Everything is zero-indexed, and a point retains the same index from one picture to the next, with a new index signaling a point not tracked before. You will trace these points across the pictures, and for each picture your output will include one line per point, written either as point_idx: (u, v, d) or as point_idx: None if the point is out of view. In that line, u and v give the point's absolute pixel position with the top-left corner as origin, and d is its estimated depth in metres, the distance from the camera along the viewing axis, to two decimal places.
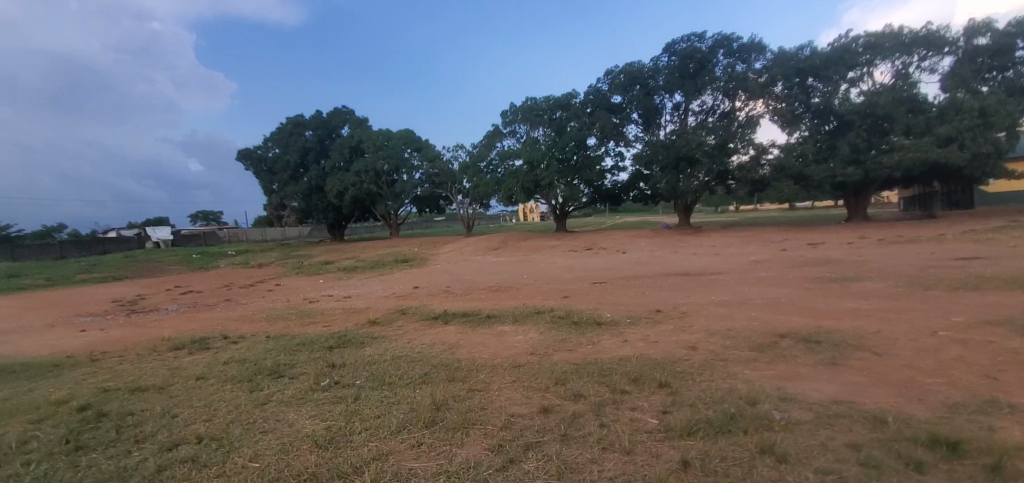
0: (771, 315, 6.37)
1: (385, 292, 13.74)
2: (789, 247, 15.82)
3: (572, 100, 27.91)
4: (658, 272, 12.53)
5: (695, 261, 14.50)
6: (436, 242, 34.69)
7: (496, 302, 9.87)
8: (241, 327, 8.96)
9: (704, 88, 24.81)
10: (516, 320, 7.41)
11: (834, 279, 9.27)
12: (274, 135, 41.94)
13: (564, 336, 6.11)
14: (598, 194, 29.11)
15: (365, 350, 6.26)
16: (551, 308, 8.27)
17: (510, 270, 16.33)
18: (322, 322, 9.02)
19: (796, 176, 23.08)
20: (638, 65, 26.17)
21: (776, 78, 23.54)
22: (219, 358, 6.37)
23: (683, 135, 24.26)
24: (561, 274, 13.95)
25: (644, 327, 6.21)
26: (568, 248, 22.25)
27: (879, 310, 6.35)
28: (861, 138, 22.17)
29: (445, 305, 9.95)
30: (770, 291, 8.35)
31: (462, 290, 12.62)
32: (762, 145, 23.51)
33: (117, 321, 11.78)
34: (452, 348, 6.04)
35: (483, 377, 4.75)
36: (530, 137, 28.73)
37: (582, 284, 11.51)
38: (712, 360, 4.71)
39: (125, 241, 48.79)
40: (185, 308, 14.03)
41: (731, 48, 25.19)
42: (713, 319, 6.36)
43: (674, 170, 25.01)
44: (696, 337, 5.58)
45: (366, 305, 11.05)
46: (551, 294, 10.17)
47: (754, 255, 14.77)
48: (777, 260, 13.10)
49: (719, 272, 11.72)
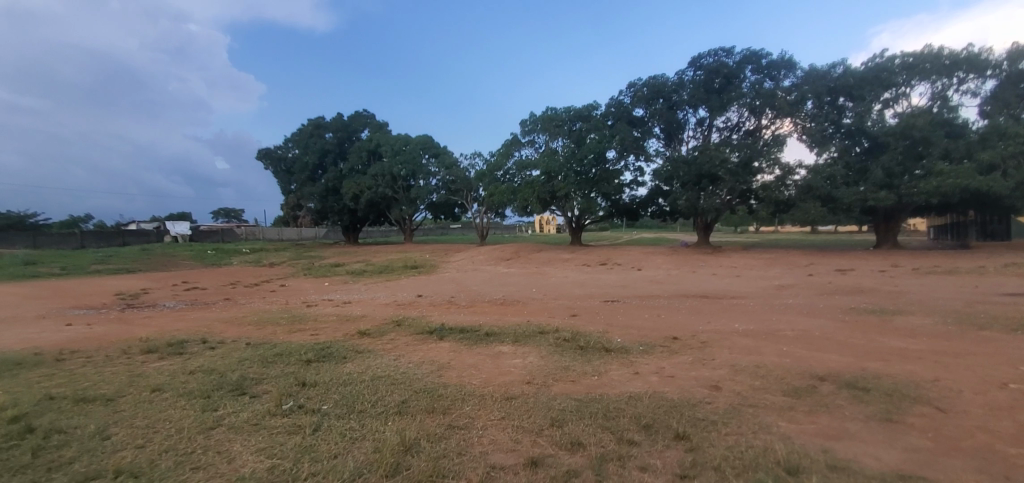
0: (804, 352, 5.59)
1: (388, 299, 13.18)
2: (816, 273, 14.88)
3: (593, 112, 27.41)
4: (675, 293, 11.73)
5: (715, 282, 13.67)
6: (448, 250, 34.20)
7: (499, 317, 9.19)
8: (226, 331, 8.41)
9: (730, 104, 24.06)
10: (517, 340, 6.70)
11: (871, 311, 8.40)
12: (294, 136, 42.08)
13: (568, 362, 5.40)
14: (615, 208, 28.34)
15: (347, 366, 5.63)
16: (557, 327, 7.55)
17: (520, 283, 15.69)
18: (312, 329, 8.44)
19: (824, 198, 22.01)
20: (662, 79, 25.53)
21: (806, 96, 22.72)
22: (186, 367, 5.81)
23: (706, 151, 23.46)
24: (571, 289, 13.23)
25: (660, 358, 5.47)
26: (581, 263, 21.57)
27: (931, 353, 5.51)
28: (895, 162, 20.94)
29: (444, 317, 9.30)
30: (800, 320, 7.55)
31: (467, 301, 12.02)
32: (788, 165, 22.58)
33: (109, 316, 11.37)
34: (441, 369, 5.38)
35: (468, 410, 4.06)
36: (548, 148, 28.09)
37: (592, 302, 10.76)
38: (740, 405, 3.98)
39: (143, 234, 49.33)
40: (182, 305, 13.64)
41: (760, 65, 24.42)
42: (738, 352, 5.60)
43: (695, 187, 24.16)
44: (719, 373, 4.83)
45: (363, 313, 10.47)
46: (558, 312, 9.46)
47: (778, 279, 13.89)
48: (804, 286, 12.22)
49: (740, 296, 10.90)
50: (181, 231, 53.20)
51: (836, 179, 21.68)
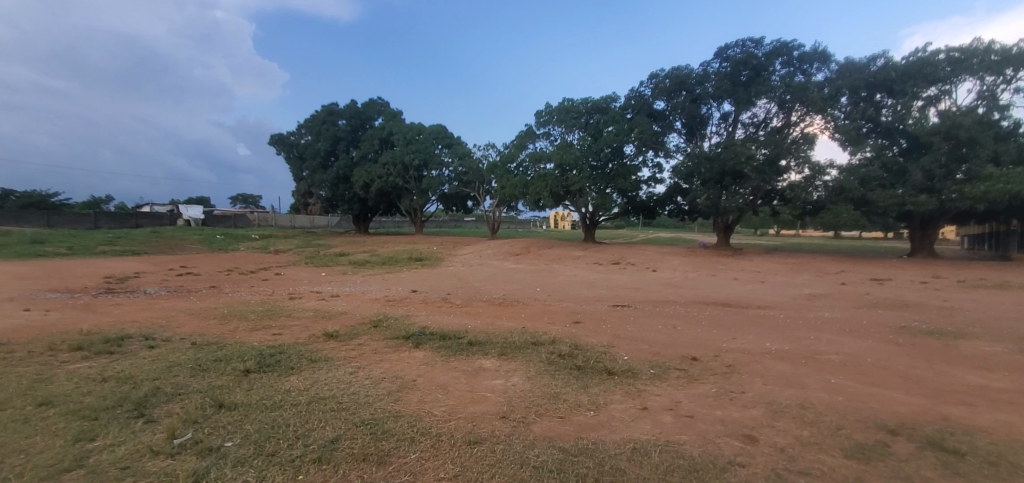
0: (859, 389, 4.44)
1: (379, 294, 12.22)
2: (850, 282, 13.57)
3: (611, 104, 26.12)
4: (693, 299, 10.51)
5: (737, 289, 12.45)
6: (457, 243, 33.19)
7: (492, 321, 8.10)
8: (182, 327, 7.44)
9: (758, 98, 22.64)
10: (502, 353, 5.61)
11: (926, 331, 7.17)
12: (307, 122, 41.35)
13: (559, 389, 4.30)
14: (631, 205, 27.10)
15: (291, 380, 4.60)
16: (554, 338, 6.44)
17: (525, 280, 14.61)
18: (281, 327, 7.47)
19: (857, 201, 20.48)
20: (686, 70, 24.18)
21: (842, 91, 21.27)
22: (102, 373, 4.84)
23: (730, 146, 22.11)
24: (578, 291, 12.06)
25: (676, 387, 4.34)
26: (593, 261, 20.40)
27: (1023, 396, 4.35)
28: (937, 163, 19.34)
29: (430, 319, 8.23)
30: (843, 341, 6.37)
31: (464, 300, 10.99)
32: (819, 164, 21.12)
33: (78, 301, 10.51)
34: (401, 391, 4.30)
35: (413, 460, 3.01)
36: (563, 141, 26.76)
37: (599, 306, 9.61)
38: (787, 473, 2.87)
39: (156, 217, 49.26)
40: (162, 292, 12.81)
41: (791, 56, 22.88)
42: (774, 384, 4.45)
43: (717, 185, 22.84)
44: (753, 414, 3.71)
45: (345, 309, 9.46)
46: (559, 317, 8.32)
47: (807, 287, 12.62)
48: (838, 297, 10.95)
49: (767, 306, 9.68)
50: (194, 214, 52.95)
51: (871, 180, 20.17)
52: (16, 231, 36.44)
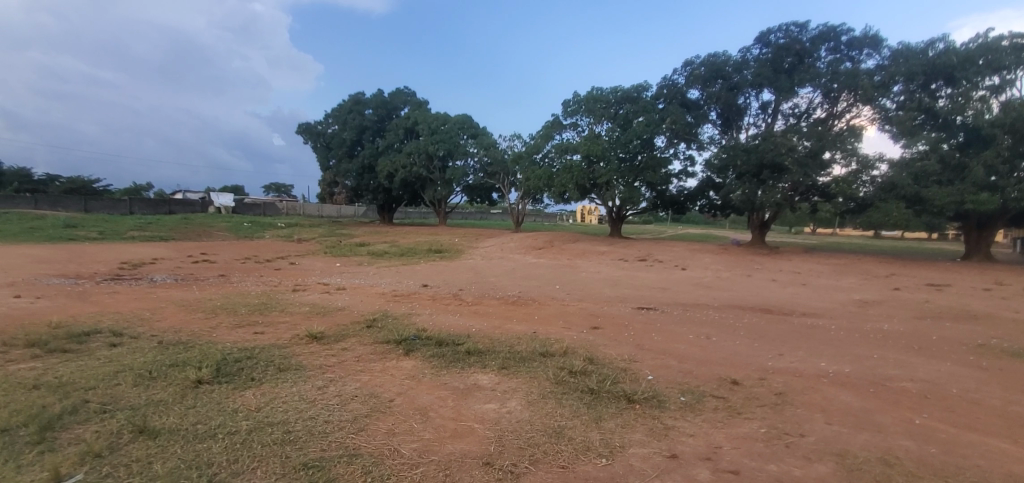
0: (953, 435, 3.46)
1: (389, 288, 11.53)
2: (904, 287, 12.25)
3: (643, 93, 24.82)
4: (728, 303, 9.44)
5: (777, 292, 11.32)
6: (480, 235, 32.47)
7: (500, 323, 7.26)
8: (161, 321, 6.82)
9: (801, 86, 21.13)
10: (503, 366, 4.78)
11: (1012, 352, 6.04)
12: (334, 111, 41.12)
13: (563, 422, 3.43)
14: (660, 200, 25.96)
15: (244, 395, 3.88)
16: (566, 347, 5.55)
17: (545, 276, 13.74)
18: (268, 324, 6.79)
19: (909, 198, 18.83)
20: (723, 57, 22.84)
21: (895, 78, 19.64)
22: (39, 380, 4.24)
23: (770, 138, 20.70)
24: (600, 290, 11.11)
25: (713, 424, 3.43)
26: (618, 257, 19.38)
27: None
28: (1002, 158, 17.43)
29: (433, 319, 7.43)
30: (914, 363, 5.33)
31: (477, 297, 10.21)
32: (867, 158, 19.52)
33: (77, 289, 10.11)
34: (368, 418, 3.49)
35: None
36: (591, 131, 25.63)
37: (622, 309, 8.66)
38: None
39: (188, 204, 50.07)
40: (168, 280, 12.37)
41: (839, 42, 21.23)
42: (841, 425, 3.50)
43: (754, 178, 21.47)
44: (821, 474, 2.79)
45: (345, 305, 8.75)
46: (576, 320, 7.44)
47: (856, 292, 11.40)
48: (894, 304, 9.74)
49: (813, 314, 8.58)
50: (224, 202, 53.54)
51: (927, 176, 18.45)
52: (52, 215, 37.30)
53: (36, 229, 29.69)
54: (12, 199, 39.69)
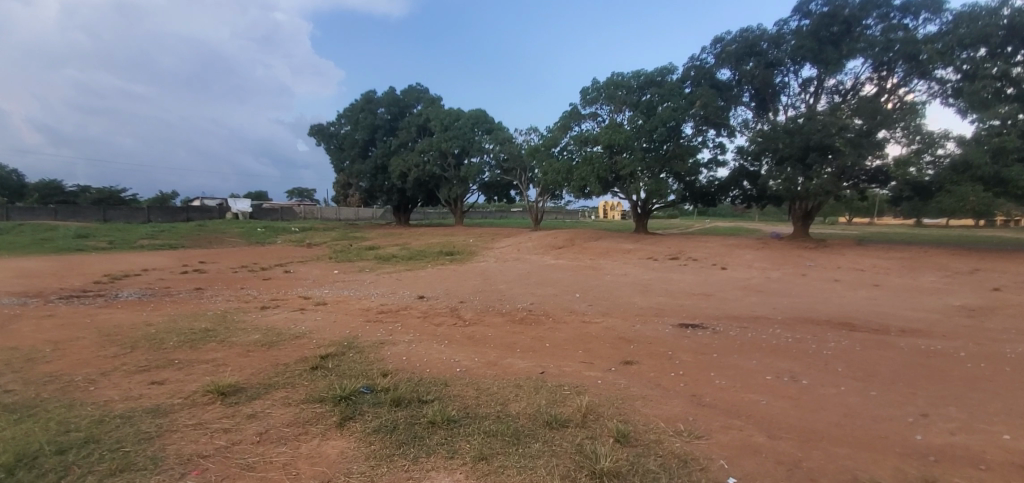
0: None
1: (380, 301, 9.78)
2: (1005, 287, 9.98)
3: (668, 76, 22.60)
4: (796, 316, 7.40)
5: (848, 296, 9.21)
6: (496, 234, 30.73)
7: (499, 354, 5.42)
8: (50, 364, 5.12)
9: (850, 58, 18.59)
10: (484, 457, 2.91)
11: None
12: (346, 111, 39.69)
13: None
14: (689, 191, 23.77)
15: None
16: (585, 405, 3.65)
17: (565, 282, 11.84)
18: (185, 365, 5.05)
19: (987, 179, 16.18)
20: (758, 31, 20.45)
21: (960, 43, 17.06)
22: None
23: (816, 116, 18.29)
24: (630, 299, 9.17)
25: None
26: (648, 255, 17.33)
27: None
28: None
29: (409, 350, 5.61)
30: None
31: (481, 312, 8.39)
32: (932, 134, 17.01)
33: (12, 313, 8.58)
34: None
35: None
36: (612, 121, 23.44)
37: (661, 327, 6.72)
38: None
39: (205, 211, 49.51)
40: (131, 297, 10.79)
41: (891, 7, 18.58)
42: None
43: (798, 163, 19.03)
44: None
45: (309, 329, 6.98)
46: (602, 348, 5.57)
47: (949, 295, 9.20)
48: (1012, 312, 7.56)
49: (915, 330, 6.49)
50: (241, 207, 52.81)
51: (1006, 152, 15.66)
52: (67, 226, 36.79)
53: (47, 241, 29.05)
54: (31, 210, 39.46)
